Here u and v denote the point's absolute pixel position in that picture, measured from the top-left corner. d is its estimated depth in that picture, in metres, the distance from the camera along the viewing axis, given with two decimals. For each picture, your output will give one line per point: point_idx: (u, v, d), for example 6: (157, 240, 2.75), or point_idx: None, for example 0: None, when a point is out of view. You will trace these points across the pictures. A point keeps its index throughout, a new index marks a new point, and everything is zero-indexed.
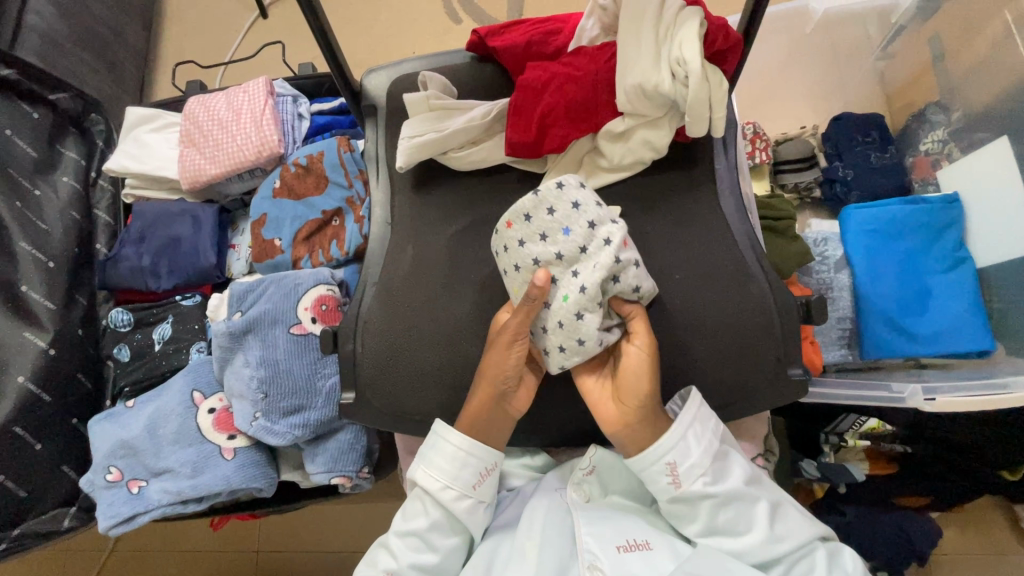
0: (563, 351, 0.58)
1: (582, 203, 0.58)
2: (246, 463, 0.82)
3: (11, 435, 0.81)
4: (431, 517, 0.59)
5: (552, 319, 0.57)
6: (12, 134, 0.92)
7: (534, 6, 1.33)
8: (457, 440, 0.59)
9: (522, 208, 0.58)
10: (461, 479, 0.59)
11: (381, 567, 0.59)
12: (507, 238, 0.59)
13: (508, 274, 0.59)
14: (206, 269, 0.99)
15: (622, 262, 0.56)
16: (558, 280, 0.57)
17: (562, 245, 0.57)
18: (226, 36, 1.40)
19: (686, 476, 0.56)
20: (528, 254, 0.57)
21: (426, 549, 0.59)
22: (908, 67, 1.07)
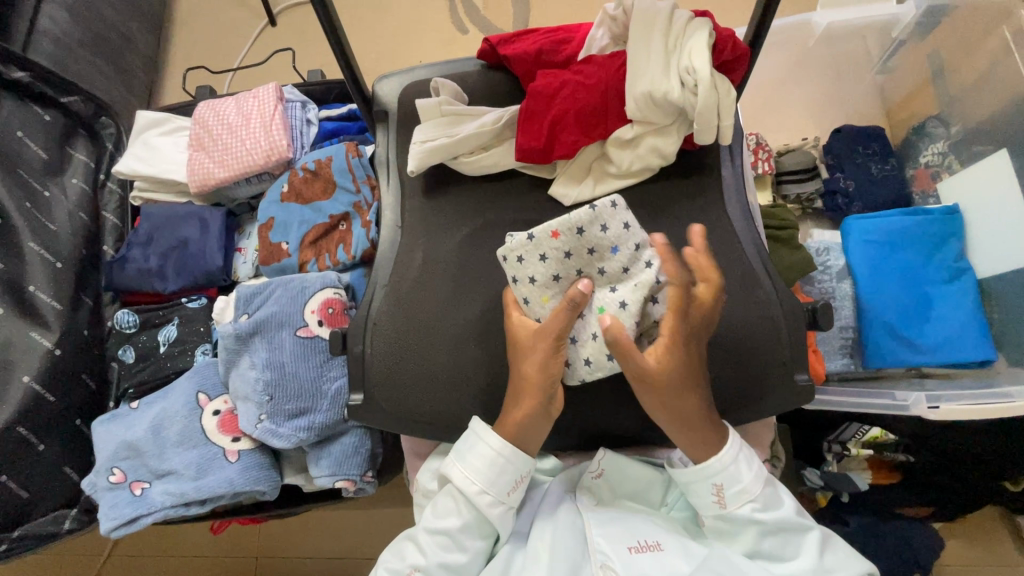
0: (590, 364, 0.59)
1: (632, 226, 0.57)
2: (250, 466, 0.82)
3: (14, 435, 0.81)
4: (463, 518, 0.59)
5: (589, 332, 0.58)
6: (23, 136, 0.93)
7: (540, 19, 1.35)
8: (498, 445, 0.59)
9: (577, 220, 0.57)
10: (498, 484, 0.59)
11: (409, 562, 0.59)
12: (547, 247, 0.57)
13: (543, 283, 0.58)
14: (212, 272, 0.99)
15: (659, 286, 0.57)
16: (597, 293, 0.58)
17: (608, 261, 0.58)
18: (235, 43, 1.41)
19: (732, 499, 0.57)
20: (572, 263, 0.58)
21: (454, 550, 0.59)
22: (908, 81, 1.10)
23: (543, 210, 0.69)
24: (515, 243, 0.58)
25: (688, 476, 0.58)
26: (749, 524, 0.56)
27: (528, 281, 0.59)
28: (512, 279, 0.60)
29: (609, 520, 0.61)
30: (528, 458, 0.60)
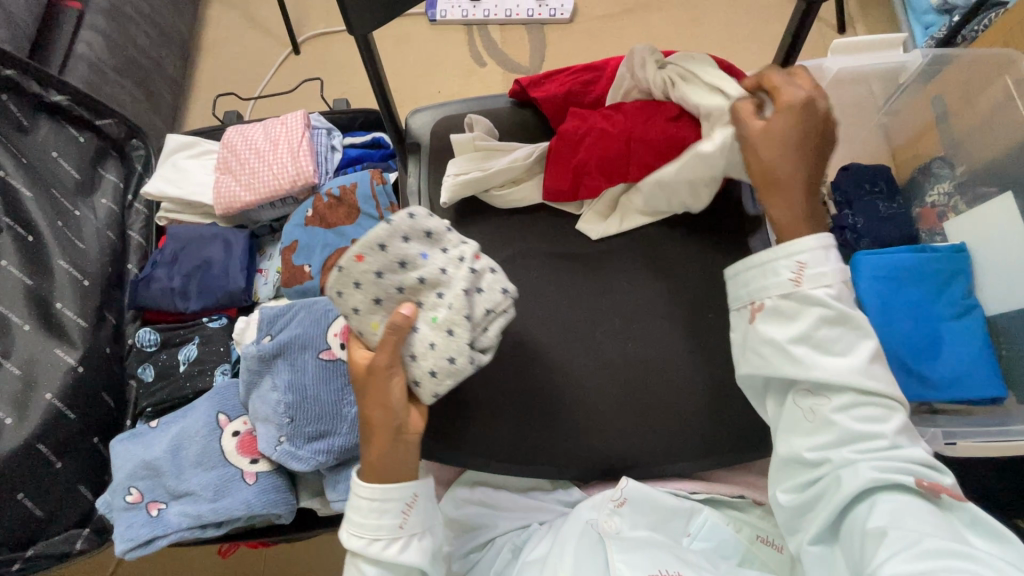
0: (436, 375, 0.59)
1: (435, 230, 0.61)
2: (267, 489, 0.82)
3: (34, 452, 0.81)
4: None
5: (423, 343, 0.59)
6: (58, 156, 0.95)
7: (556, 55, 1.41)
8: (364, 494, 0.59)
9: (375, 238, 0.58)
10: (384, 526, 0.59)
11: None
12: (360, 273, 0.59)
13: (367, 309, 0.59)
14: (234, 292, 1.01)
15: (478, 273, 0.60)
16: (422, 305, 0.60)
17: (423, 269, 0.60)
18: (260, 70, 1.46)
19: (810, 279, 0.58)
20: (390, 283, 0.59)
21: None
22: (913, 123, 1.14)
23: (571, 242, 0.71)
24: (329, 280, 0.59)
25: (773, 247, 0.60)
26: (815, 306, 0.57)
27: (353, 313, 0.60)
28: (343, 314, 0.61)
29: (635, 548, 0.61)
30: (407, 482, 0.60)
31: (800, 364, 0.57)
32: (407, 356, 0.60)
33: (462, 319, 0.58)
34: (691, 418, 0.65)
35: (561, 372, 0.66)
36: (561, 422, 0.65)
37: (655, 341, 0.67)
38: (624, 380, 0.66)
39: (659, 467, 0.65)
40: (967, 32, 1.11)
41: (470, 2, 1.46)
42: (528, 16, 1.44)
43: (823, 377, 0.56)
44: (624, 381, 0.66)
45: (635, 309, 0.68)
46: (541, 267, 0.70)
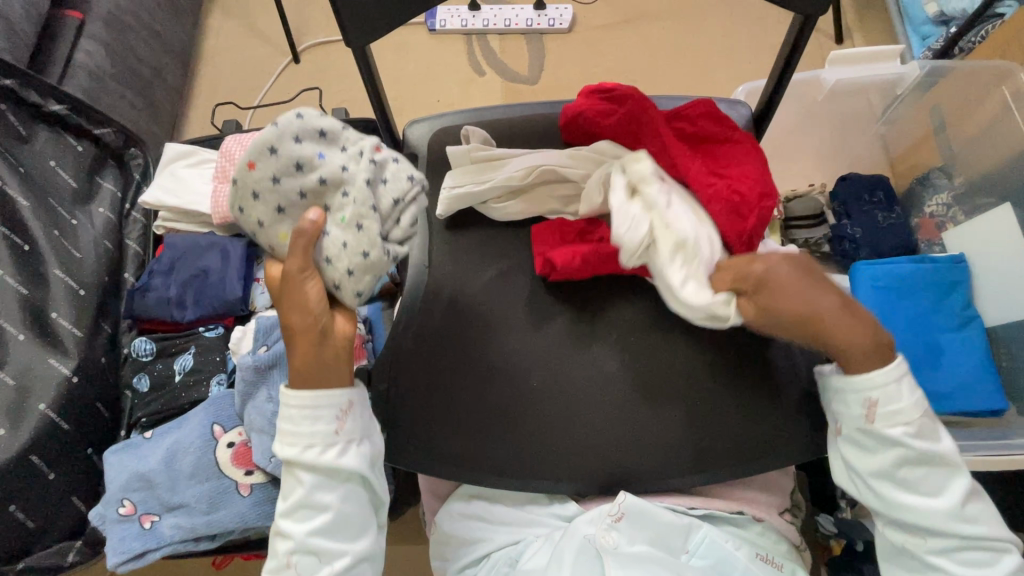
0: (353, 275, 0.59)
1: (328, 129, 0.60)
2: (262, 501, 0.82)
3: (26, 464, 0.80)
4: (307, 483, 0.60)
5: (335, 245, 0.59)
6: (56, 165, 0.95)
7: (554, 65, 1.42)
8: (296, 404, 0.60)
9: (265, 144, 0.59)
10: (318, 432, 0.60)
11: (282, 552, 0.61)
12: (257, 182, 0.60)
13: (272, 220, 0.61)
14: (231, 302, 1.00)
15: (379, 165, 0.60)
16: (330, 208, 0.60)
17: (321, 170, 0.59)
18: (260, 79, 1.46)
19: (885, 417, 0.58)
20: (288, 189, 0.59)
21: (316, 512, 0.61)
22: (911, 134, 1.14)
23: None
24: (231, 197, 0.61)
25: (839, 383, 0.59)
26: (896, 446, 0.58)
27: (260, 227, 0.61)
28: (252, 230, 0.63)
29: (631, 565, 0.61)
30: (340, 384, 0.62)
31: (884, 500, 0.59)
32: (322, 262, 0.60)
33: (365, 213, 0.58)
34: (689, 431, 0.64)
35: (558, 386, 0.66)
36: (558, 435, 0.65)
37: (653, 354, 0.67)
38: (620, 394, 0.66)
39: (657, 481, 0.64)
40: (964, 43, 1.11)
41: (469, 11, 1.46)
42: (526, 26, 1.44)
43: (909, 517, 0.58)
44: (621, 394, 0.65)
45: (632, 321, 0.68)
46: (538, 279, 0.70)
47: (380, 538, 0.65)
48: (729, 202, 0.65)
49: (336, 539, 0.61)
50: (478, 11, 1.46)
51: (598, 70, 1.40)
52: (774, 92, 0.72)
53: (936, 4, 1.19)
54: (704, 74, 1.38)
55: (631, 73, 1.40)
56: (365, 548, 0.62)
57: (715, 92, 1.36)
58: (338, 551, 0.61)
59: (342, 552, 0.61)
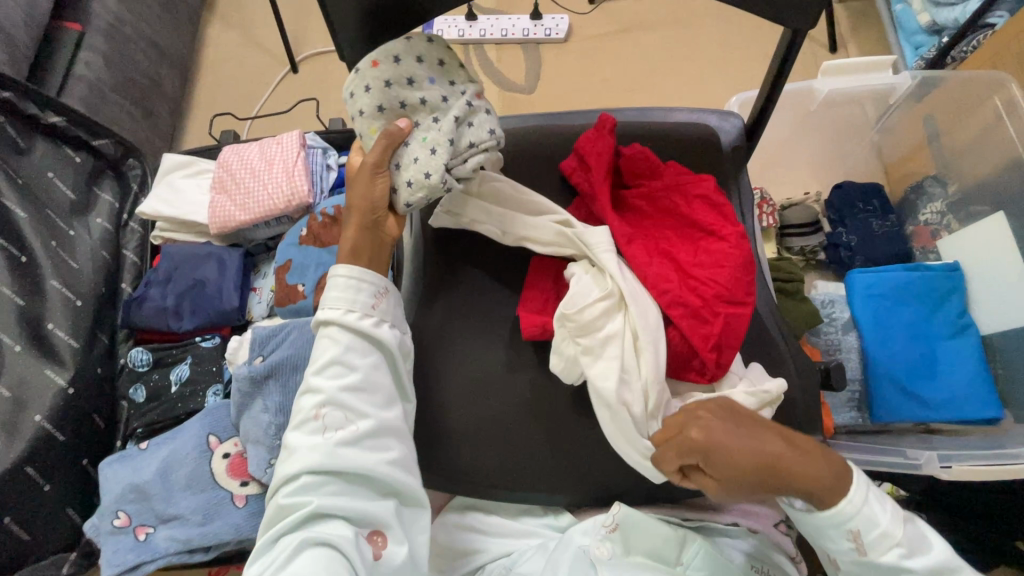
0: (411, 186, 0.63)
1: (447, 65, 0.66)
2: (257, 512, 0.82)
3: (22, 476, 0.80)
4: (342, 342, 0.62)
5: (409, 155, 0.63)
6: (54, 177, 0.96)
7: (551, 75, 1.43)
8: (344, 271, 0.65)
9: (392, 50, 0.65)
10: (359, 301, 0.64)
11: (305, 409, 0.60)
12: (371, 75, 0.64)
13: (369, 114, 0.65)
14: (227, 312, 1.00)
15: (473, 108, 0.65)
16: (420, 124, 0.65)
17: (426, 91, 0.65)
18: (258, 89, 1.47)
19: (871, 545, 0.56)
20: (394, 94, 0.64)
21: (348, 370, 0.62)
22: (905, 142, 1.14)
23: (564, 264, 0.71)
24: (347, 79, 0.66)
25: (819, 523, 0.57)
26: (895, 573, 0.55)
27: (359, 115, 0.66)
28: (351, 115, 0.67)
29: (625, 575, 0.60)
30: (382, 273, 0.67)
31: None
32: (395, 166, 0.65)
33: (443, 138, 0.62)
34: None
35: (551, 397, 0.66)
36: (551, 447, 0.65)
37: None
38: None
39: (651, 492, 0.65)
40: (957, 53, 1.12)
41: (466, 22, 1.47)
42: (523, 35, 1.45)
43: None
44: None
45: None
46: None
47: (407, 424, 0.64)
48: (689, 307, 0.63)
49: (363, 402, 0.61)
50: (474, 21, 1.47)
51: (594, 80, 1.41)
52: (767, 103, 0.72)
53: (928, 15, 1.19)
54: (700, 83, 1.39)
55: (626, 83, 1.41)
56: (390, 419, 0.62)
57: (711, 101, 1.37)
58: (363, 412, 0.60)
59: (367, 415, 0.60)
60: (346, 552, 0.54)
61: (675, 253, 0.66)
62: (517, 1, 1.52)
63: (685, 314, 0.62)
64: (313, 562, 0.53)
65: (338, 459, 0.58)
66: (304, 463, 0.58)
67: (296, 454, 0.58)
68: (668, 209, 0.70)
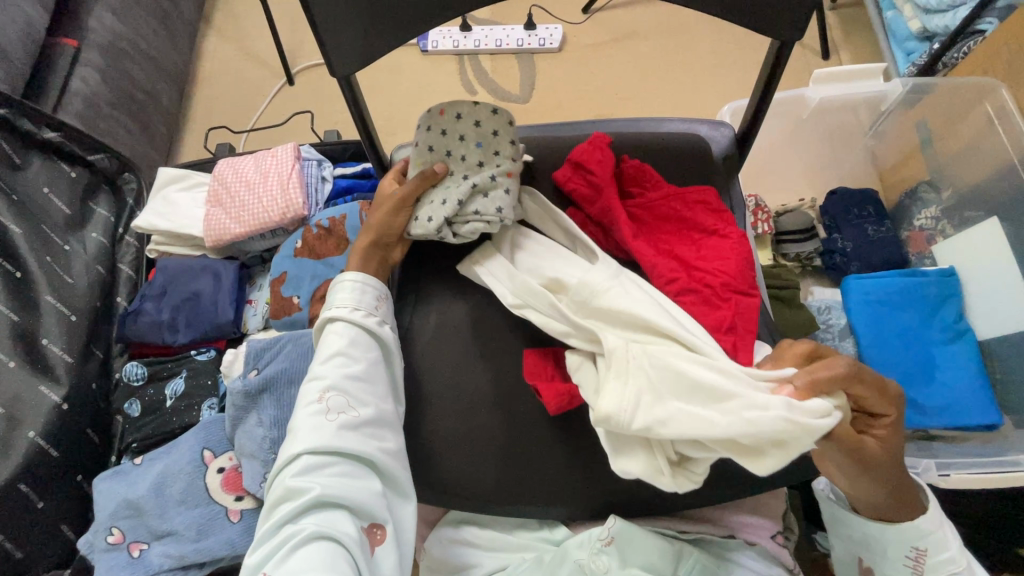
0: (423, 221, 0.67)
1: (501, 134, 0.69)
2: (251, 527, 0.82)
3: (15, 493, 0.80)
4: (349, 336, 0.63)
5: (432, 198, 0.68)
6: (49, 193, 0.96)
7: (546, 85, 1.43)
8: (352, 273, 0.67)
9: (459, 107, 0.70)
10: (366, 302, 0.66)
11: (312, 396, 0.59)
12: (434, 119, 0.70)
13: (419, 149, 0.70)
14: (222, 325, 1.00)
15: (496, 183, 0.67)
16: (453, 177, 0.69)
17: (469, 154, 0.69)
18: (254, 101, 1.48)
19: (930, 566, 0.57)
20: (445, 145, 0.70)
21: (352, 361, 0.62)
22: (898, 148, 1.14)
23: None
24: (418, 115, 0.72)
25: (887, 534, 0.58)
26: None
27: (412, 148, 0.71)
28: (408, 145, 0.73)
29: None
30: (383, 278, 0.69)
31: None
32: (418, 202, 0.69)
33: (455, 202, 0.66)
34: None
35: (544, 409, 0.66)
36: (544, 460, 0.65)
37: None
38: None
39: (646, 505, 0.64)
40: (947, 59, 1.12)
41: (460, 33, 1.48)
42: (517, 45, 1.46)
43: None
44: None
45: None
46: None
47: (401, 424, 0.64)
48: (699, 294, 0.63)
49: (364, 394, 0.60)
50: (469, 32, 1.48)
51: (588, 89, 1.42)
52: (756, 114, 0.73)
53: (919, 21, 1.19)
54: (692, 91, 1.39)
55: (620, 91, 1.41)
56: (389, 411, 0.61)
57: (704, 110, 1.38)
58: (364, 402, 0.60)
59: (368, 405, 0.60)
60: (346, 542, 0.52)
61: (678, 252, 0.67)
62: (511, 12, 1.53)
63: (696, 303, 0.63)
64: (313, 552, 0.50)
65: (343, 439, 0.56)
66: (305, 444, 0.56)
67: (298, 437, 0.57)
68: (668, 216, 0.70)
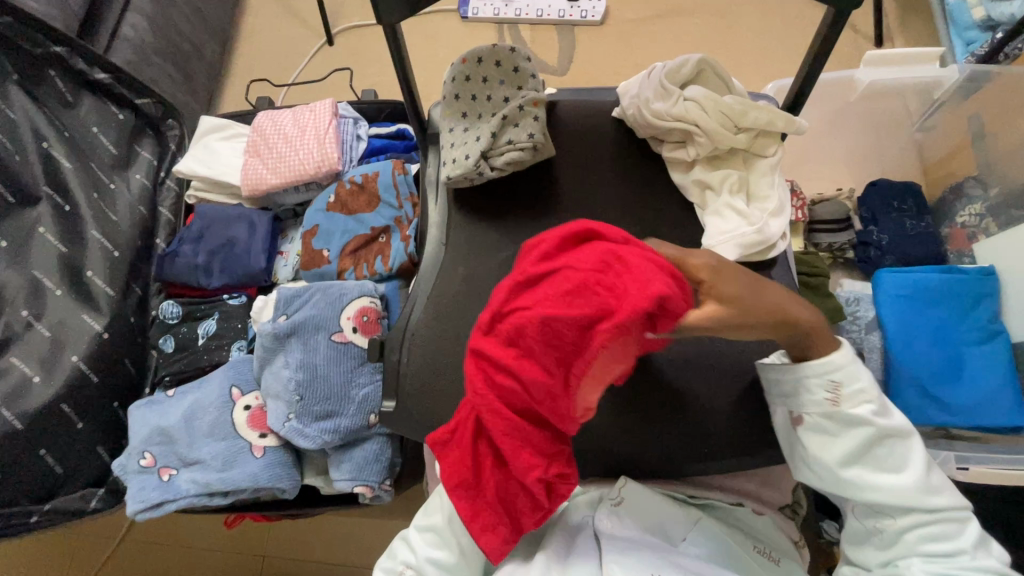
0: (454, 164, 0.69)
1: (523, 70, 0.72)
2: (273, 463, 0.85)
3: (58, 412, 0.84)
4: (445, 514, 0.63)
5: (462, 138, 0.70)
6: (98, 132, 0.99)
7: (585, 58, 1.41)
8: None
9: (479, 51, 0.71)
10: None
11: (400, 560, 0.64)
12: (457, 69, 0.71)
13: (446, 100, 0.72)
14: (255, 272, 1.04)
15: (525, 112, 0.69)
16: (483, 118, 0.71)
17: (497, 93, 0.71)
18: (294, 59, 1.49)
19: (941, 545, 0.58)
20: (470, 88, 0.71)
21: (441, 543, 0.62)
22: (946, 143, 1.09)
23: None
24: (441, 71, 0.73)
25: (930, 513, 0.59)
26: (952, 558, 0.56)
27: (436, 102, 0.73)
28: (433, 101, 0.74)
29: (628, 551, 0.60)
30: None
31: None
32: (448, 145, 0.71)
33: (491, 137, 0.68)
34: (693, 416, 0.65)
35: None
36: None
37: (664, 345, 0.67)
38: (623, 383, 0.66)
39: (657, 468, 0.66)
40: (1011, 49, 1.06)
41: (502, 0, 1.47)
42: (559, 17, 1.44)
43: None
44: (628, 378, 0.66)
45: None
46: None
47: None
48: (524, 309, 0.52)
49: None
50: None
51: (626, 65, 1.40)
52: (804, 83, 0.72)
53: (983, 8, 1.13)
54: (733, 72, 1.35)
55: None
56: None
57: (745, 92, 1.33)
58: None
59: None
60: None
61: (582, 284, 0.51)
62: None
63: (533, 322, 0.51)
64: None
65: None
66: None
67: None
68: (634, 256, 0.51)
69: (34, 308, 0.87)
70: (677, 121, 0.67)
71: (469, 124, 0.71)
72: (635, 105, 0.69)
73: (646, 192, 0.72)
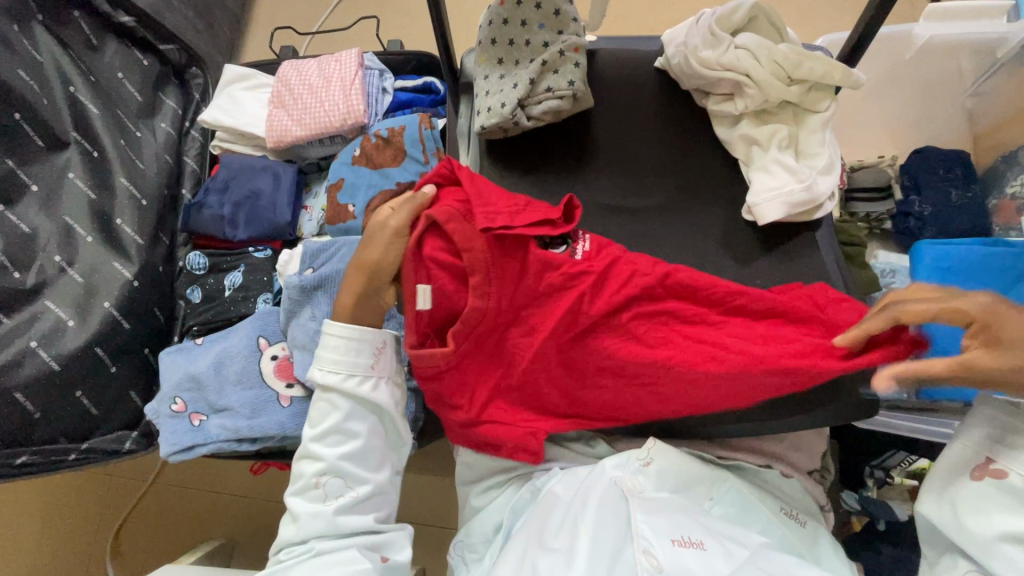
0: (488, 112, 0.67)
1: (564, 13, 0.68)
2: (299, 413, 0.86)
3: (92, 355, 0.86)
4: (342, 409, 0.65)
5: (497, 84, 0.67)
6: (124, 78, 0.98)
7: (619, 11, 1.35)
8: (338, 332, 0.66)
9: None
10: (357, 361, 0.66)
11: (312, 473, 0.65)
12: (494, 12, 0.68)
13: (482, 46, 0.69)
14: (279, 226, 1.03)
15: (565, 58, 0.66)
16: (520, 65, 0.69)
17: (534, 37, 0.68)
18: (319, 9, 1.45)
19: None
20: (507, 32, 0.68)
21: (347, 438, 0.66)
22: (1001, 108, 1.03)
23: (633, 196, 0.71)
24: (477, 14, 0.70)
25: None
26: None
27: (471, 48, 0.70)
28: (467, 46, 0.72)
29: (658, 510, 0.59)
30: (376, 329, 0.68)
31: None
32: (482, 92, 0.69)
33: (529, 84, 0.66)
34: None
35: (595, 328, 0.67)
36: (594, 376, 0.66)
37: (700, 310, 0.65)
38: None
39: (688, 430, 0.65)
40: None
41: None
42: None
43: None
44: None
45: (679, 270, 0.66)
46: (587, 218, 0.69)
47: (396, 484, 0.69)
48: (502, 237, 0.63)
49: (361, 472, 0.66)
50: None
51: (662, 21, 1.33)
52: (864, 34, 0.68)
53: None
54: None
55: None
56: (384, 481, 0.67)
57: None
58: (362, 479, 0.66)
59: (367, 482, 0.66)
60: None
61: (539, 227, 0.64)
62: None
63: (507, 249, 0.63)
64: None
65: (340, 526, 0.63)
66: (309, 531, 0.63)
67: (300, 523, 0.63)
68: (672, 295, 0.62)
69: (66, 254, 0.87)
70: (726, 71, 0.65)
71: (505, 71, 0.69)
72: (681, 54, 0.67)
73: (686, 151, 0.71)
